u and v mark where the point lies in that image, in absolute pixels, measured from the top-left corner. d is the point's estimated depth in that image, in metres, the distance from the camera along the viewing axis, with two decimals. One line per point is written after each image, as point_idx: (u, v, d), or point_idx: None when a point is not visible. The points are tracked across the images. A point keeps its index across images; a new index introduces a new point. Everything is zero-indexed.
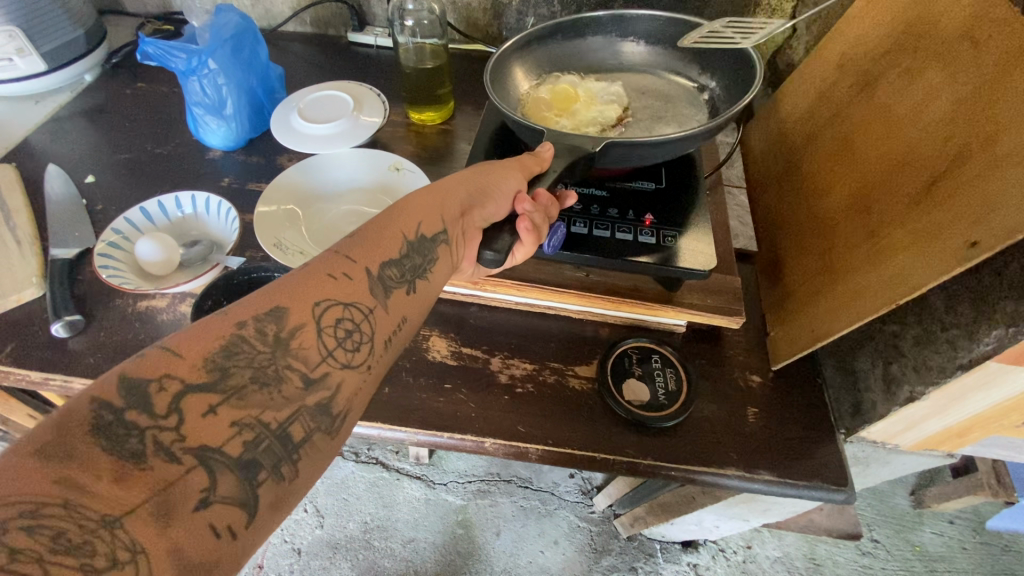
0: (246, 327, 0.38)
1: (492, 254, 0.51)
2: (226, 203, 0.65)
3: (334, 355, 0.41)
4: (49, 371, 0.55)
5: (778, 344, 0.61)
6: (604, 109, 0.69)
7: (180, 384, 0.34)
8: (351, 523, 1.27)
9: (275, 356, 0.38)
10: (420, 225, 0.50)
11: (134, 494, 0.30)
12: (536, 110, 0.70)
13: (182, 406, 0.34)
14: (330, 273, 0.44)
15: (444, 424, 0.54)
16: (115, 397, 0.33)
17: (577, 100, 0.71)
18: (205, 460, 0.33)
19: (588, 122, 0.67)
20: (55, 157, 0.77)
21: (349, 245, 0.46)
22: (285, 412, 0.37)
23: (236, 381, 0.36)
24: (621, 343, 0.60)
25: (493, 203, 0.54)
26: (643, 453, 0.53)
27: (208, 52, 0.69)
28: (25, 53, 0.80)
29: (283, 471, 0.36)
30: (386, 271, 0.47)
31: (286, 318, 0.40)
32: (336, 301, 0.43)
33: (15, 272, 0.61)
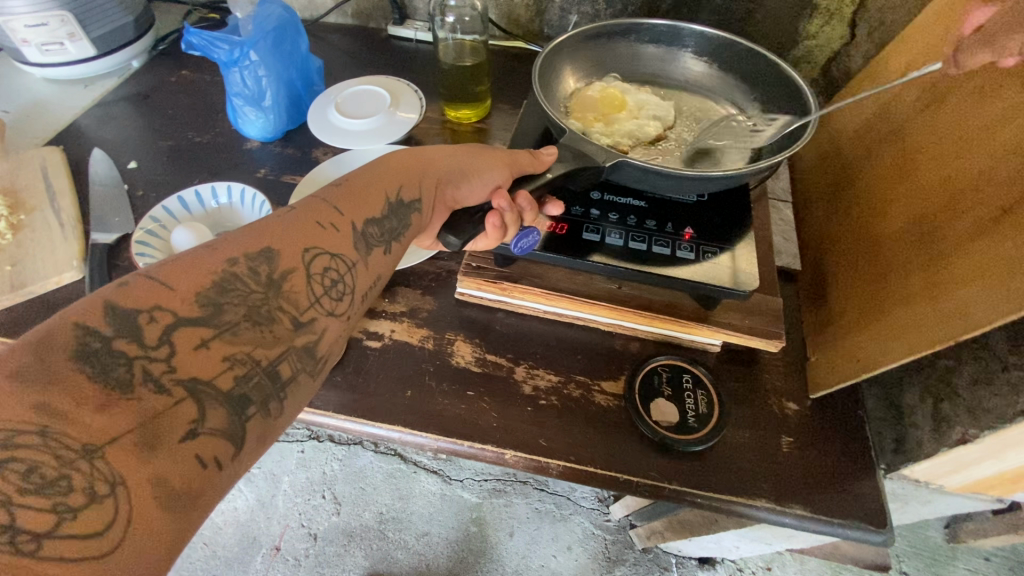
0: (238, 264, 0.39)
1: (456, 242, 0.52)
2: (261, 196, 0.65)
3: (320, 300, 0.42)
4: None
5: (819, 370, 0.58)
6: (646, 123, 0.67)
7: (172, 317, 0.35)
8: (367, 513, 1.29)
9: (267, 296, 0.39)
10: (399, 189, 0.51)
11: (119, 423, 0.30)
12: (579, 110, 0.69)
13: (174, 338, 0.35)
14: (318, 222, 0.45)
15: (463, 432, 0.53)
16: (104, 324, 0.33)
17: (624, 110, 0.68)
18: (194, 393, 0.34)
19: (624, 133, 0.66)
20: (99, 140, 0.79)
21: (336, 195, 0.48)
22: (275, 350, 0.39)
23: (229, 317, 0.37)
24: (651, 360, 0.58)
25: (468, 185, 0.55)
26: (668, 477, 0.51)
27: (251, 43, 0.68)
28: (76, 37, 0.82)
29: (270, 408, 0.37)
30: (368, 228, 0.48)
31: (277, 260, 0.41)
32: (323, 250, 0.44)
33: (56, 253, 0.63)
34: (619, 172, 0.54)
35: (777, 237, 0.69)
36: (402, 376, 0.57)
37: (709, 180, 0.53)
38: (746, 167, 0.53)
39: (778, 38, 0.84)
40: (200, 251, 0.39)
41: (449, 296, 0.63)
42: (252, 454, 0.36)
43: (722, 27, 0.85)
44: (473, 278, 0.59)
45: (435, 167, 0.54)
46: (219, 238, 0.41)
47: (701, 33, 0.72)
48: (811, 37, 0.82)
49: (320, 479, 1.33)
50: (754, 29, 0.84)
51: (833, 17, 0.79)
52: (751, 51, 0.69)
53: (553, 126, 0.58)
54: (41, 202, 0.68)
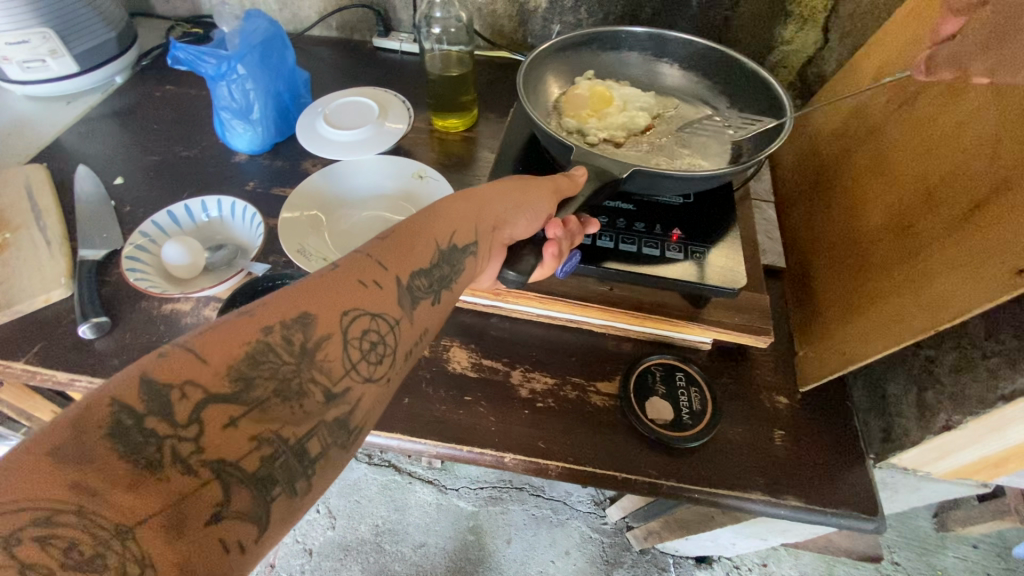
0: (272, 333, 0.36)
1: (513, 274, 0.52)
2: (250, 207, 0.65)
3: (357, 368, 0.39)
4: (75, 371, 0.56)
5: (806, 364, 0.59)
6: (637, 116, 0.69)
7: (202, 393, 0.32)
8: (362, 526, 1.28)
9: (299, 368, 0.36)
10: (453, 235, 0.48)
11: (149, 503, 0.29)
12: (570, 108, 0.70)
13: (203, 417, 0.32)
14: (361, 279, 0.42)
15: (463, 438, 0.54)
16: (136, 401, 0.31)
17: (613, 104, 0.70)
18: (221, 473, 0.31)
19: (618, 127, 0.68)
20: (84, 157, 0.78)
21: (380, 248, 0.45)
22: (302, 428, 0.35)
23: (259, 393, 0.34)
24: (644, 360, 0.59)
25: (523, 220, 0.52)
26: (666, 474, 0.52)
27: (238, 57, 0.69)
28: (58, 54, 0.82)
29: (296, 487, 0.34)
30: (414, 281, 0.45)
31: (313, 327, 0.38)
32: (365, 311, 0.41)
33: (44, 271, 0.62)
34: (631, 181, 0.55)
35: (761, 236, 0.71)
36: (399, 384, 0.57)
37: (695, 180, 0.55)
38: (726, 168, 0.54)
39: (756, 44, 0.87)
40: (237, 317, 0.37)
41: None
42: (276, 536, 0.33)
43: (701, 34, 0.87)
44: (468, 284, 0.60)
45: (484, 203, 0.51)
46: (257, 301, 0.38)
47: (671, 38, 0.74)
48: (787, 42, 0.84)
49: None
50: (731, 36, 0.86)
51: (807, 24, 0.82)
52: (721, 53, 0.72)
53: (542, 132, 0.59)
54: (25, 220, 0.67)
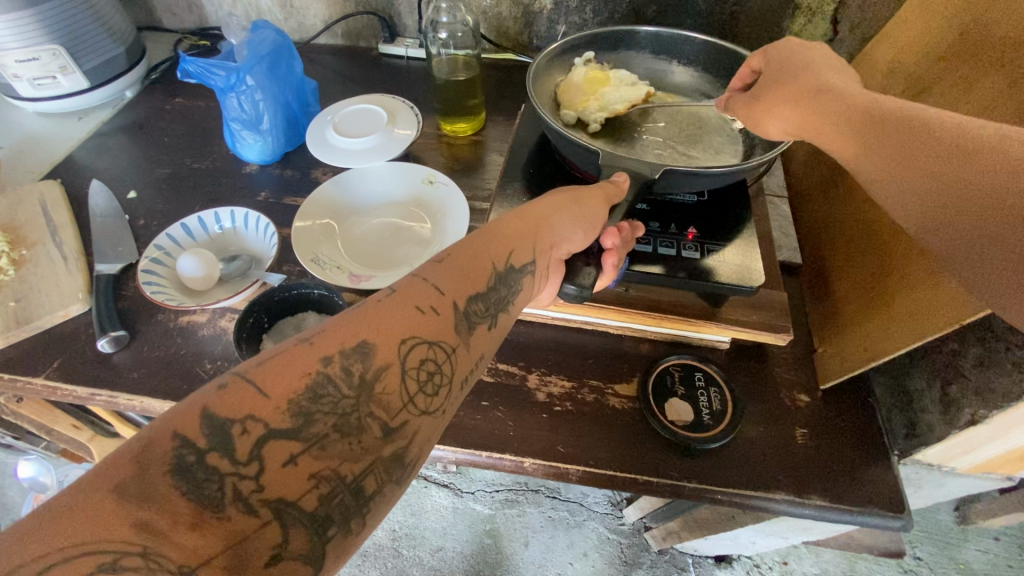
0: (332, 363, 0.35)
1: (574, 288, 0.52)
2: (264, 218, 0.65)
3: (415, 400, 0.37)
4: (89, 383, 0.56)
5: (827, 362, 0.58)
6: (633, 90, 0.69)
7: (263, 428, 0.32)
8: (379, 531, 1.28)
9: (359, 402, 0.35)
10: (509, 256, 0.47)
11: (210, 544, 0.28)
12: (565, 95, 0.69)
13: (263, 453, 0.31)
14: (418, 306, 0.40)
15: (485, 443, 0.53)
16: (197, 436, 0.30)
17: (607, 82, 0.69)
18: (281, 513, 0.30)
19: (618, 104, 0.68)
20: (98, 172, 0.79)
21: (437, 272, 0.43)
22: (361, 463, 0.34)
23: (318, 429, 0.33)
24: (663, 360, 0.59)
25: (576, 232, 0.51)
26: (688, 475, 0.51)
27: (247, 68, 0.69)
28: (69, 71, 0.82)
29: (352, 525, 0.33)
30: (472, 306, 0.43)
31: (371, 357, 0.36)
32: (423, 340, 0.39)
33: (61, 287, 0.62)
34: (660, 182, 0.55)
35: (777, 232, 0.69)
36: None
37: (710, 177, 0.54)
38: (744, 162, 0.54)
39: (763, 38, 0.86)
40: (295, 344, 0.36)
41: None
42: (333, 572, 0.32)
43: (707, 30, 0.87)
44: None
45: (539, 223, 0.50)
46: (315, 328, 0.37)
47: (667, 35, 0.73)
48: (795, 35, 0.84)
49: None
50: (738, 31, 0.86)
51: (814, 17, 0.81)
52: (720, 47, 0.71)
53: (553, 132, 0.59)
54: (42, 236, 0.68)
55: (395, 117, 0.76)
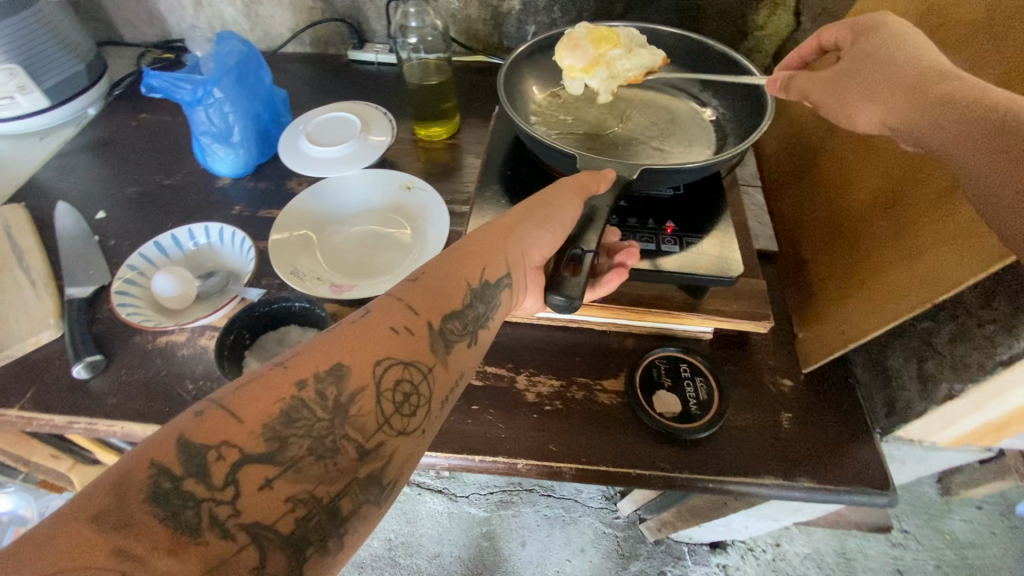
0: (306, 387, 0.35)
1: (563, 299, 0.47)
2: (239, 232, 0.63)
3: (390, 421, 0.38)
4: (77, 415, 0.55)
5: (807, 346, 0.59)
6: (646, 54, 0.63)
7: (238, 454, 0.32)
8: (375, 541, 1.27)
9: (333, 424, 0.35)
10: (483, 271, 0.47)
11: (187, 571, 0.29)
12: (571, 53, 0.62)
13: (239, 478, 0.32)
14: (392, 326, 0.41)
15: (476, 447, 0.53)
16: (174, 463, 0.31)
17: (619, 39, 0.62)
18: (258, 538, 0.31)
19: (628, 73, 0.63)
20: (64, 194, 0.77)
21: (411, 291, 0.43)
22: (337, 485, 0.34)
23: (293, 452, 0.33)
24: (648, 354, 0.59)
25: (547, 236, 0.51)
26: (679, 466, 0.52)
27: (213, 80, 0.68)
28: (28, 90, 0.80)
29: (330, 546, 0.33)
30: (447, 324, 0.44)
31: (346, 379, 0.37)
32: (397, 360, 0.39)
33: (31, 314, 0.61)
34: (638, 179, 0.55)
35: (752, 222, 0.70)
36: None
37: (684, 172, 0.55)
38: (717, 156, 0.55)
39: (730, 30, 0.88)
40: (270, 370, 0.36)
41: None
42: None
43: (674, 25, 0.88)
44: None
45: (507, 233, 0.50)
46: (290, 353, 0.37)
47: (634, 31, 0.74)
48: (759, 27, 0.86)
49: None
50: (705, 25, 0.87)
51: (777, 8, 0.83)
52: (687, 40, 0.72)
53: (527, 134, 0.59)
54: (8, 262, 0.66)
55: (368, 124, 0.75)
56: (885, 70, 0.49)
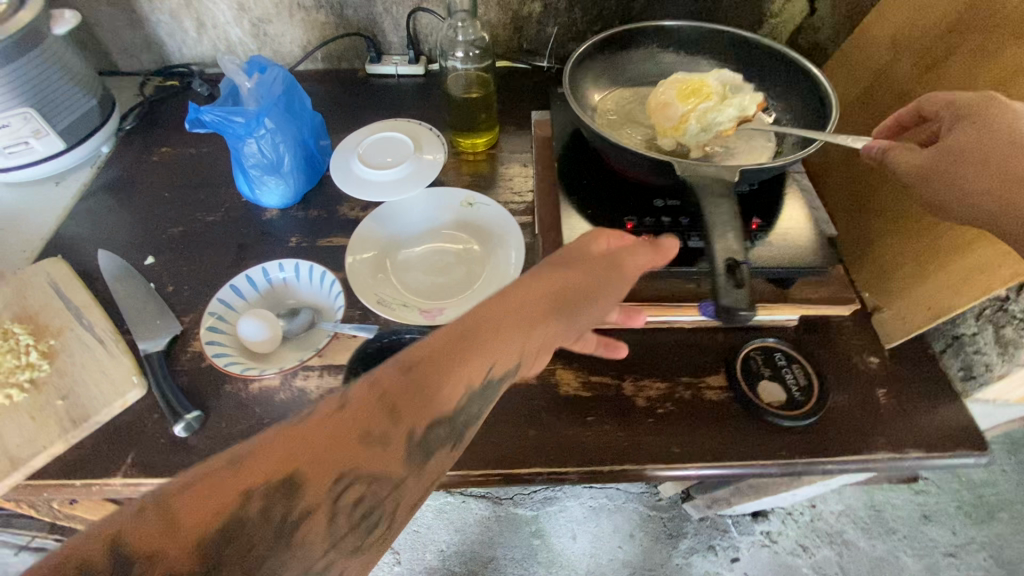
0: (280, 485, 0.33)
1: (743, 313, 0.45)
2: (326, 275, 0.61)
3: (341, 542, 0.35)
4: (180, 475, 0.53)
5: (887, 323, 0.62)
6: (739, 102, 0.63)
7: (195, 553, 0.30)
8: (429, 554, 1.27)
9: (279, 545, 0.32)
10: (500, 365, 0.43)
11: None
12: (661, 113, 0.64)
13: (222, 556, 0.30)
14: (381, 421, 0.37)
15: (600, 457, 0.54)
16: (143, 545, 0.29)
17: (708, 92, 0.63)
18: None
19: (721, 123, 0.63)
20: (100, 241, 0.73)
21: (415, 377, 0.40)
22: None
23: (253, 565, 0.31)
24: (743, 346, 0.61)
25: (574, 319, 0.48)
26: (796, 452, 0.54)
27: (265, 111, 0.65)
28: (43, 134, 0.75)
29: None
30: (435, 431, 0.39)
31: (310, 488, 0.34)
32: (365, 477, 0.36)
33: (110, 374, 0.58)
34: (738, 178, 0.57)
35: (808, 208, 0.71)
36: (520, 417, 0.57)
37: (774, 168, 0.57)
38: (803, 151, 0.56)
39: (749, 18, 0.89)
40: (273, 434, 0.35)
41: None
42: None
43: (696, 17, 0.89)
44: None
45: (537, 319, 0.46)
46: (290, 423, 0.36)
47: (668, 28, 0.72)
48: (775, 15, 0.88)
49: None
50: (726, 15, 0.89)
51: None
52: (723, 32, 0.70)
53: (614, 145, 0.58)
54: (66, 321, 0.62)
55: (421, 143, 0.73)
56: (978, 159, 0.47)
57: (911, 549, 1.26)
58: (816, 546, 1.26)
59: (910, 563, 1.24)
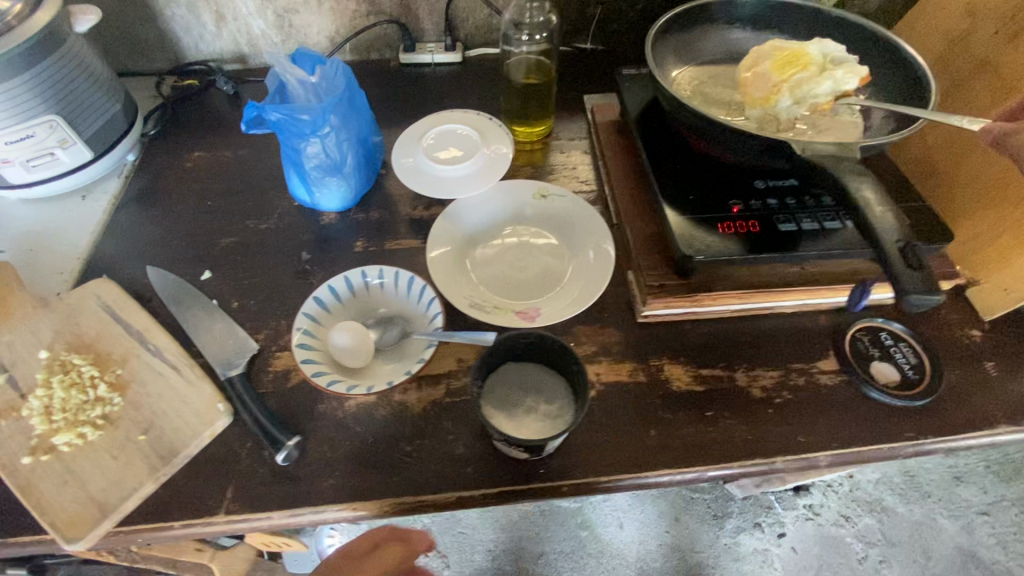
0: None
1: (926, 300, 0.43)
2: (421, 283, 0.58)
3: None
4: (289, 507, 0.49)
5: (985, 296, 0.62)
6: (839, 74, 0.59)
7: None
8: (478, 555, 1.25)
9: None
10: None
11: None
12: (751, 84, 0.62)
13: None
14: None
15: (726, 453, 0.53)
16: None
17: (806, 62, 0.60)
18: None
19: (817, 96, 0.60)
20: (145, 257, 0.67)
21: None
22: None
23: None
24: (848, 328, 0.60)
25: None
26: (919, 432, 0.54)
27: (331, 107, 0.60)
28: (69, 143, 0.68)
29: None
30: None
31: None
32: None
33: (192, 403, 0.53)
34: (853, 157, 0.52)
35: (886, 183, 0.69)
36: (636, 417, 0.55)
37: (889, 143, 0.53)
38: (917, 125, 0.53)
39: None
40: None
41: (631, 321, 0.61)
42: None
43: None
44: (666, 297, 0.57)
45: None
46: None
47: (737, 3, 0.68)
48: None
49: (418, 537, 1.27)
50: None
51: None
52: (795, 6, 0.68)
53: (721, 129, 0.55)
54: (130, 347, 0.57)
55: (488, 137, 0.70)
56: None
57: (946, 511, 1.29)
58: (857, 515, 1.28)
59: (947, 524, 1.27)
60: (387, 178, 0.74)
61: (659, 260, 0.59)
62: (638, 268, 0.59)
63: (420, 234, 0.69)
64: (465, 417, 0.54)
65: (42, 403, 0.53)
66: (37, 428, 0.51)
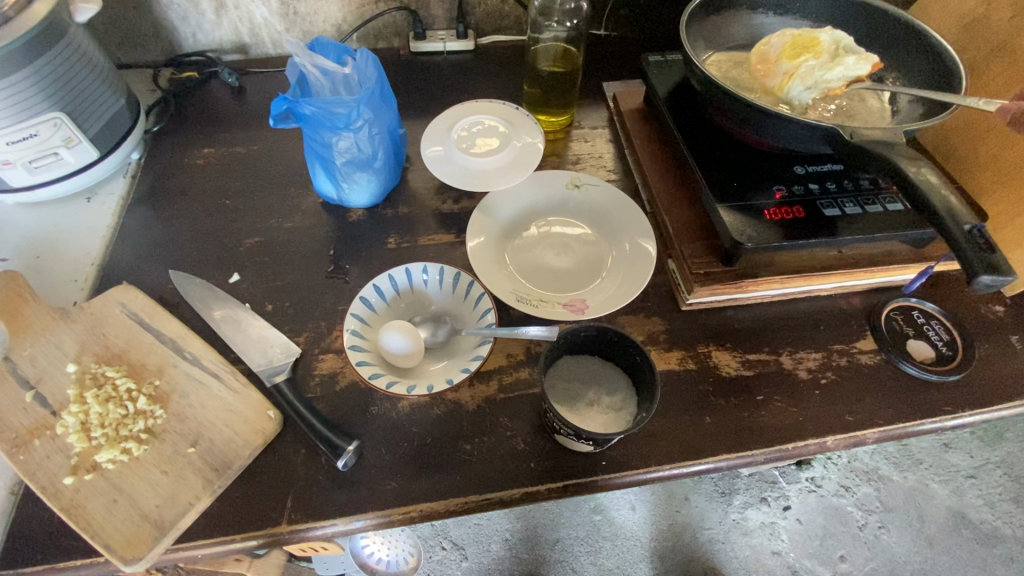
0: None
1: (997, 281, 0.43)
2: (468, 278, 0.59)
3: None
4: (352, 513, 0.48)
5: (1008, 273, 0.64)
6: (851, 59, 0.58)
7: None
8: (494, 545, 1.21)
9: None
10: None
11: None
12: (764, 75, 0.62)
13: None
14: None
15: (780, 436, 0.54)
16: None
17: (817, 49, 0.59)
18: None
19: (828, 82, 0.58)
20: (163, 261, 0.64)
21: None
22: None
23: None
24: (883, 307, 0.62)
25: None
26: (957, 406, 0.56)
27: (367, 100, 0.58)
28: (74, 142, 0.64)
29: None
30: None
31: None
32: None
33: (241, 412, 0.51)
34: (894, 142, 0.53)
35: None
36: (690, 405, 0.55)
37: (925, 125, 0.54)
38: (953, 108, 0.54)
39: None
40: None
41: (675, 310, 0.61)
42: None
43: None
44: (712, 285, 0.58)
45: None
46: None
47: None
48: None
49: (431, 532, 1.23)
50: None
51: None
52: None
53: (762, 115, 0.54)
54: (165, 357, 0.54)
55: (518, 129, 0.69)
56: None
57: (937, 476, 1.34)
58: (857, 485, 1.32)
59: (939, 489, 1.32)
60: (412, 172, 0.72)
61: (702, 248, 0.60)
62: (680, 255, 0.60)
63: (453, 228, 0.67)
64: (522, 413, 0.54)
65: (77, 419, 0.50)
66: (77, 446, 0.49)
